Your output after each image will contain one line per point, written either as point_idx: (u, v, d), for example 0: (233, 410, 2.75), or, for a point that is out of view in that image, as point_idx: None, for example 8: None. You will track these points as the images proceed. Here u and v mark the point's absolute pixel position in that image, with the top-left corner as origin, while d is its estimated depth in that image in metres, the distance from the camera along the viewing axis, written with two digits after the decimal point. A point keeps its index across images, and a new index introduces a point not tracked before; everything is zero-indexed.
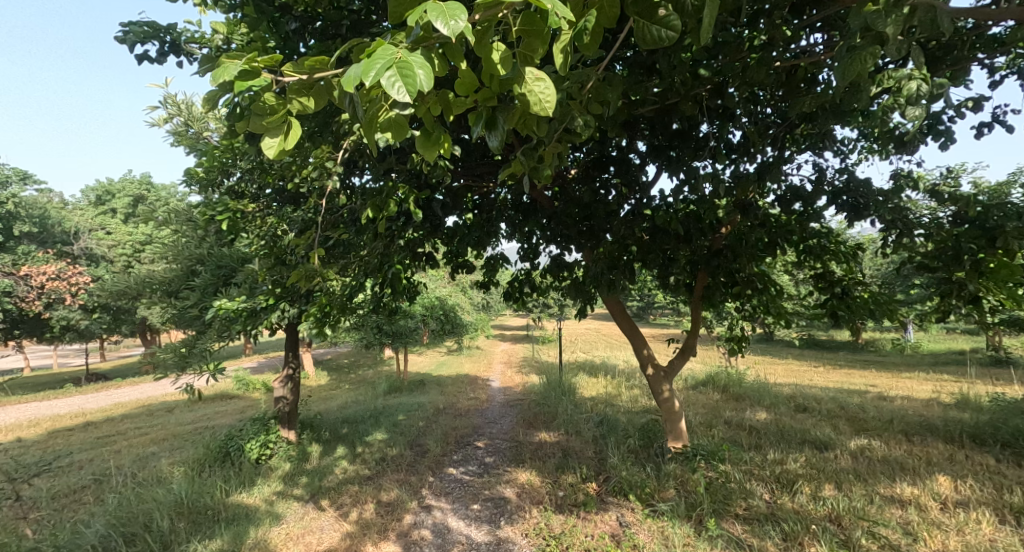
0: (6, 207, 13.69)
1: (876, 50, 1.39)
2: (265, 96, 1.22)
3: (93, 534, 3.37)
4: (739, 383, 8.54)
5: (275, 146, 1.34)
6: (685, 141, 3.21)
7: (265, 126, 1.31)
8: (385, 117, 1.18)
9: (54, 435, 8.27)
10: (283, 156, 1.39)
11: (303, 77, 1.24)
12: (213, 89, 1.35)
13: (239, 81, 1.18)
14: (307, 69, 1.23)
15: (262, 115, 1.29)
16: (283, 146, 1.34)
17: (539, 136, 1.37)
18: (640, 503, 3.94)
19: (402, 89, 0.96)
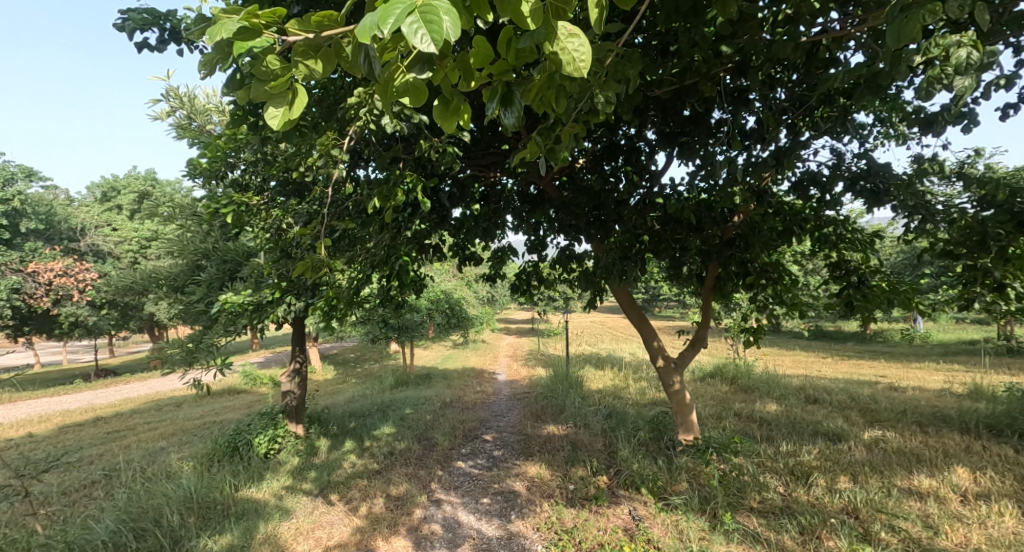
0: (12, 204, 13.80)
1: (935, 9, 1.25)
2: (270, 58, 1.10)
3: (102, 531, 3.28)
4: (748, 375, 8.47)
5: (279, 116, 1.20)
6: (698, 126, 3.11)
7: (268, 92, 1.19)
8: (401, 80, 1.09)
9: (64, 430, 8.34)
10: (288, 129, 1.25)
11: (310, 35, 1.12)
12: (212, 54, 1.24)
13: (240, 40, 1.08)
14: (315, 26, 1.11)
15: (265, 81, 1.18)
16: (288, 116, 1.20)
17: (559, 112, 1.28)
18: (652, 496, 3.89)
19: (426, 38, 0.85)
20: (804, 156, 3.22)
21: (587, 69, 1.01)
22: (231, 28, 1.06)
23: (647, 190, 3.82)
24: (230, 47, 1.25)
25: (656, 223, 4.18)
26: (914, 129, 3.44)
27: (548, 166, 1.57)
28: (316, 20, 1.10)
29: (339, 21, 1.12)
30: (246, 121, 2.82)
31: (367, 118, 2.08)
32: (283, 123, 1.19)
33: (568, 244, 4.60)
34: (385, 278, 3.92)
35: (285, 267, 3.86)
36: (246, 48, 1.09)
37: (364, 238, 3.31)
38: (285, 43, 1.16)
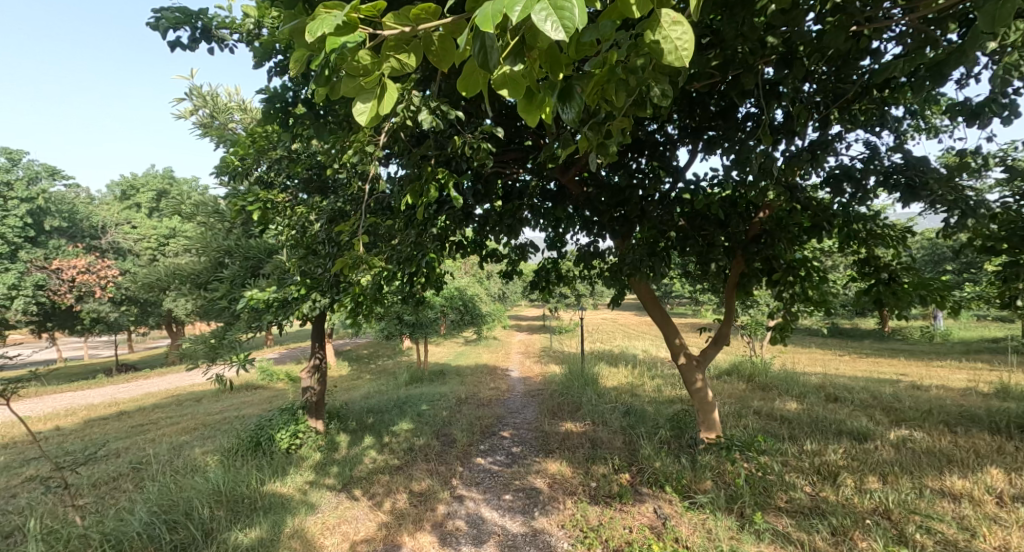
0: (37, 203, 14.17)
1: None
2: (362, 54, 1.09)
3: (136, 523, 3.32)
4: (765, 372, 8.37)
5: (367, 111, 1.19)
6: (727, 120, 3.08)
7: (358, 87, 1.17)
8: (499, 72, 1.06)
9: (90, 423, 8.51)
10: (374, 126, 1.24)
11: (407, 29, 1.09)
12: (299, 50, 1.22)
13: (337, 35, 1.06)
14: (412, 19, 1.09)
15: (355, 76, 1.17)
16: (376, 112, 1.18)
17: (620, 108, 1.28)
18: (677, 495, 3.87)
19: (556, 26, 0.84)
20: (838, 150, 3.15)
21: (692, 57, 0.98)
22: (331, 22, 1.04)
23: (672, 186, 3.77)
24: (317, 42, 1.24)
25: (682, 219, 4.12)
26: (947, 122, 3.36)
27: (596, 162, 1.57)
28: (414, 13, 1.08)
29: (436, 13, 1.10)
30: (278, 119, 2.83)
31: (403, 114, 2.08)
32: (371, 118, 1.17)
33: (590, 241, 4.56)
34: (410, 275, 3.93)
35: (310, 264, 3.89)
36: (342, 43, 1.07)
37: (389, 235, 3.31)
38: (378, 37, 1.14)
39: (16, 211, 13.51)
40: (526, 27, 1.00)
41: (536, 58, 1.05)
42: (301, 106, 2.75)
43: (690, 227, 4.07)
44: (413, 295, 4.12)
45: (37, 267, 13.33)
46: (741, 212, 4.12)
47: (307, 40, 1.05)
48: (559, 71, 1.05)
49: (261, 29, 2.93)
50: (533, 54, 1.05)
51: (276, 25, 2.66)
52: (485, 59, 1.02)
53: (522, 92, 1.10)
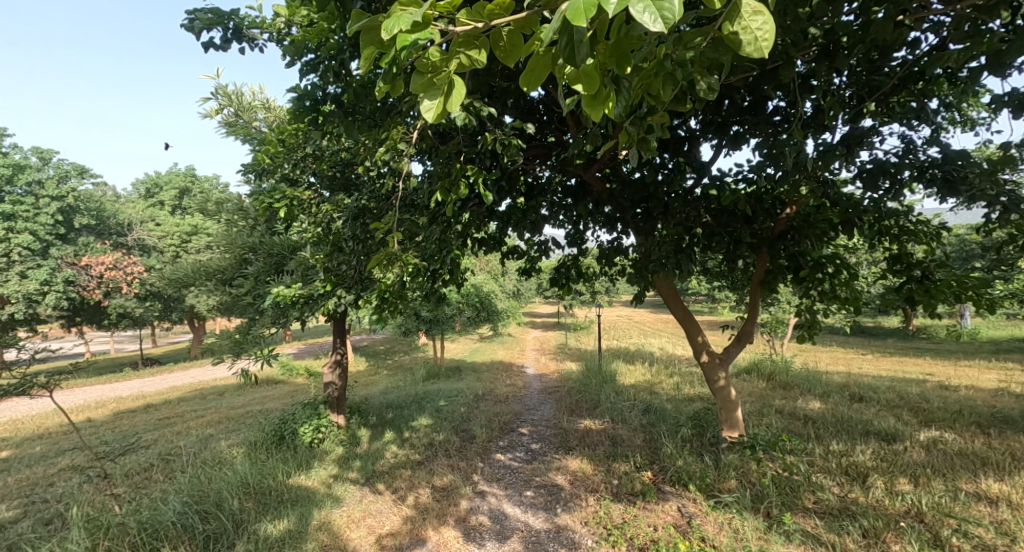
0: (67, 201, 14.53)
1: None
2: (433, 50, 1.07)
3: (170, 512, 3.39)
4: (787, 371, 8.22)
5: (434, 108, 1.15)
6: (758, 114, 3.02)
7: (425, 84, 1.14)
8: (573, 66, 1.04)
9: (120, 415, 8.76)
10: (439, 124, 1.20)
11: (480, 24, 1.07)
12: (364, 48, 1.20)
13: (412, 30, 1.04)
14: (487, 15, 1.08)
15: (423, 73, 1.15)
16: (443, 108, 1.15)
17: (670, 99, 1.27)
18: (701, 493, 3.84)
19: (655, 16, 0.82)
20: (873, 143, 3.06)
21: (772, 47, 0.97)
22: (408, 19, 1.04)
23: (696, 181, 3.72)
24: (381, 42, 1.21)
25: (707, 216, 4.06)
26: (984, 113, 3.25)
27: (636, 156, 1.59)
28: (490, 9, 1.07)
29: (509, 9, 1.09)
30: (308, 116, 2.87)
31: None
32: (439, 115, 1.14)
33: (611, 237, 4.52)
34: (433, 272, 3.94)
35: (335, 261, 3.92)
36: (414, 40, 1.06)
37: (413, 232, 3.32)
38: (447, 34, 1.12)
39: (47, 209, 13.88)
40: (604, 20, 0.98)
41: (607, 51, 1.03)
42: (331, 104, 2.78)
43: (717, 224, 4.00)
44: (437, 292, 4.13)
45: (68, 263, 13.89)
46: (767, 208, 4.05)
47: (381, 37, 1.05)
48: (628, 63, 1.03)
49: (290, 28, 2.96)
50: (604, 47, 1.03)
51: (306, 24, 2.68)
52: (571, 53, 0.95)
53: (594, 86, 1.07)
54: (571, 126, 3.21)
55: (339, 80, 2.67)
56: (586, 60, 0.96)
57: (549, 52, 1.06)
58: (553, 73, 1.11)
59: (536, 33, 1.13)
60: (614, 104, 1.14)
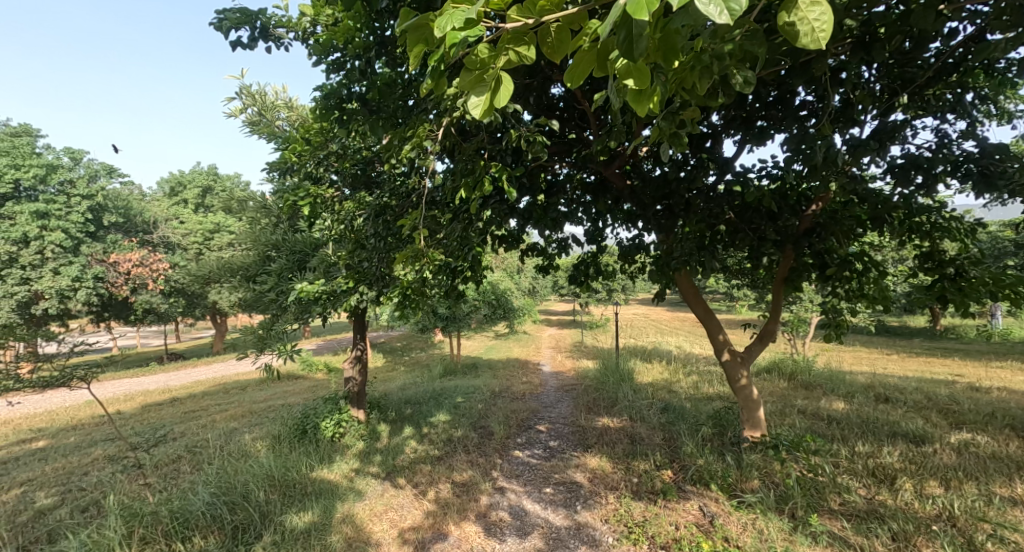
0: (96, 200, 14.91)
1: None
2: (484, 46, 1.07)
3: (199, 502, 3.46)
4: (809, 370, 8.07)
5: (481, 104, 1.15)
6: (784, 108, 2.96)
7: (473, 81, 1.14)
8: (625, 61, 1.04)
9: (148, 408, 9.02)
10: (484, 120, 1.20)
11: (532, 20, 1.08)
12: (412, 45, 1.20)
13: (466, 26, 1.05)
14: (538, 11, 1.08)
15: (471, 69, 1.15)
16: (490, 104, 1.15)
17: (705, 94, 1.27)
18: (723, 493, 3.80)
19: (720, 9, 0.83)
20: (905, 137, 2.97)
21: (830, 37, 0.96)
22: (461, 16, 1.04)
23: (720, 178, 3.65)
24: (429, 38, 1.21)
25: (731, 213, 3.98)
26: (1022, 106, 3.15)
27: (666, 152, 1.59)
28: (541, 4, 1.07)
29: (560, 4, 1.09)
30: (333, 115, 2.91)
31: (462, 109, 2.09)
32: (485, 111, 1.14)
33: (631, 234, 4.47)
34: (454, 268, 3.96)
35: (357, 258, 3.97)
36: (462, 37, 1.07)
37: (435, 230, 3.33)
38: (497, 30, 1.12)
39: (78, 208, 14.27)
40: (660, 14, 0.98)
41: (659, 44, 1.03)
42: (355, 102, 2.81)
43: (741, 220, 3.92)
44: (457, 289, 4.15)
45: (97, 260, 14.48)
46: (792, 205, 3.97)
47: (434, 33, 1.05)
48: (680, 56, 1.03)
49: (315, 26, 3.00)
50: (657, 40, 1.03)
51: (332, 23, 2.71)
52: (628, 48, 0.94)
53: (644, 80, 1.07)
54: (592, 122, 3.18)
55: (364, 79, 2.69)
56: (642, 55, 0.94)
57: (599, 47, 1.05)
58: (600, 69, 1.10)
59: (584, 29, 1.11)
60: (659, 98, 1.13)
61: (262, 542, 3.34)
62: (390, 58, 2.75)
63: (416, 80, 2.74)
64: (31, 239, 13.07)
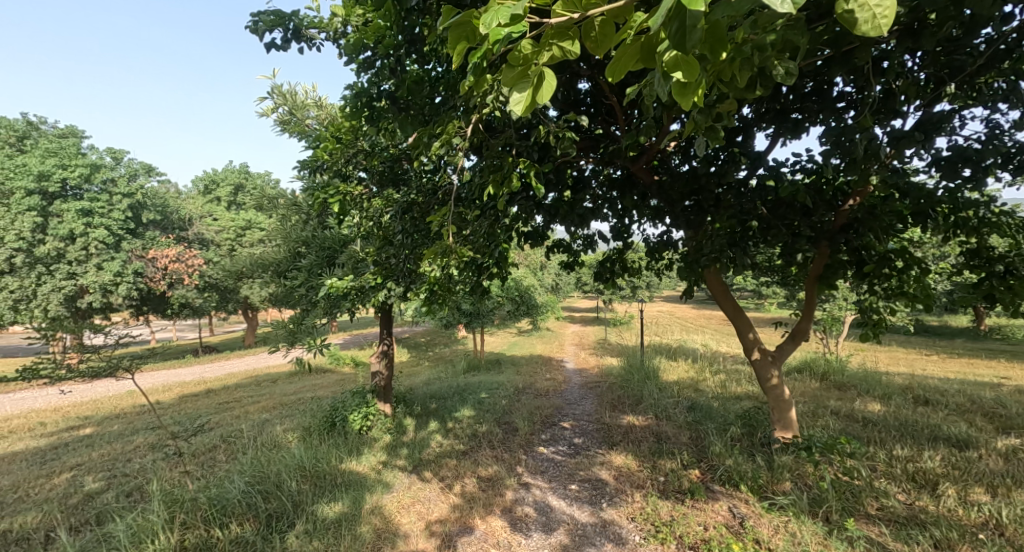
0: (136, 198, 15.53)
1: None
2: (527, 43, 1.07)
3: (236, 490, 3.59)
4: (842, 371, 7.81)
5: (523, 100, 1.16)
6: (821, 100, 2.86)
7: (515, 77, 1.15)
8: (671, 54, 1.02)
9: (185, 399, 9.37)
10: (524, 116, 1.21)
11: (576, 15, 1.06)
12: (454, 41, 1.21)
13: (511, 23, 1.04)
14: (582, 5, 1.06)
15: (514, 66, 1.16)
16: (532, 100, 1.16)
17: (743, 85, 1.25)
18: (753, 494, 3.73)
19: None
20: (952, 129, 2.83)
21: (892, 24, 0.93)
22: (507, 12, 1.04)
23: (752, 172, 3.55)
24: (472, 35, 1.21)
25: (763, 208, 3.84)
26: None
27: (701, 145, 1.57)
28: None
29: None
30: (364, 112, 2.95)
31: (492, 105, 2.09)
32: (527, 108, 1.15)
33: (659, 231, 4.40)
34: (480, 265, 3.97)
35: (384, 254, 4.02)
36: (507, 34, 1.06)
37: (461, 226, 3.34)
38: (541, 26, 1.12)
39: (119, 205, 14.88)
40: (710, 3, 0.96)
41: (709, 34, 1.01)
42: (385, 100, 2.84)
43: (774, 215, 3.80)
44: (483, 286, 4.16)
45: (137, 256, 15.10)
46: (827, 200, 3.80)
47: (479, 31, 1.06)
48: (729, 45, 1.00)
49: (346, 26, 3.05)
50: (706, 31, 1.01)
51: (363, 23, 2.75)
52: (680, 39, 0.92)
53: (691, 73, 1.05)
54: (620, 116, 3.14)
55: (394, 77, 2.72)
56: (695, 48, 0.92)
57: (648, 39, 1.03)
58: (644, 61, 1.09)
59: (630, 22, 1.09)
60: (703, 91, 1.11)
61: (295, 530, 3.45)
62: (420, 55, 2.78)
63: (444, 77, 2.76)
64: (77, 236, 13.70)
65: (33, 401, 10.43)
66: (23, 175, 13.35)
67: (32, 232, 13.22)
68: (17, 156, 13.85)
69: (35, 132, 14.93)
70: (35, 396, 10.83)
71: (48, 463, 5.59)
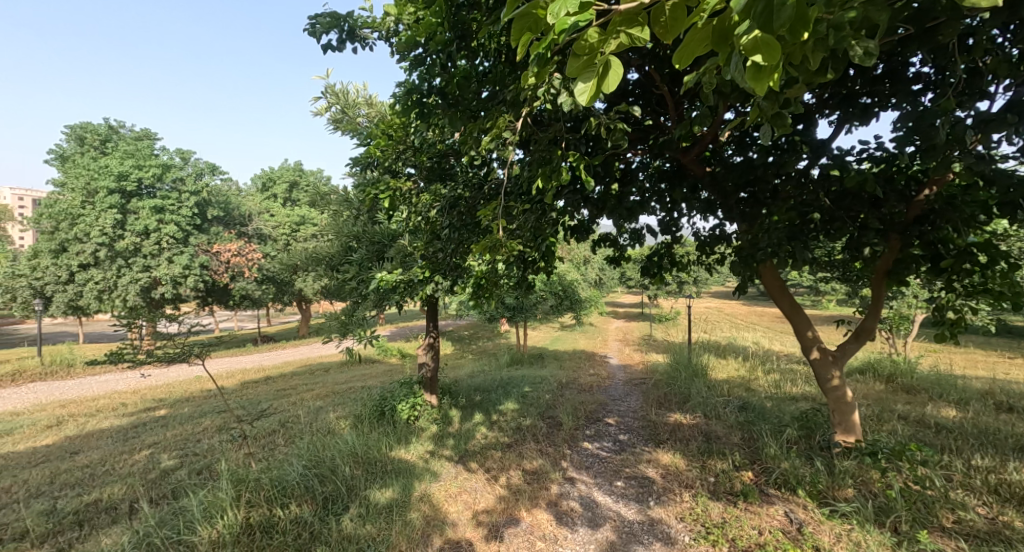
0: (202, 196, 16.57)
1: None
2: (595, 30, 1.06)
3: (295, 473, 3.78)
4: (912, 373, 7.29)
5: (587, 90, 1.14)
6: (895, 82, 2.66)
7: (580, 68, 1.14)
8: (749, 36, 0.98)
9: (246, 385, 9.96)
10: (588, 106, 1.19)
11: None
12: (517, 31, 1.21)
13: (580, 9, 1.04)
14: None
15: (580, 55, 1.14)
16: (597, 90, 1.13)
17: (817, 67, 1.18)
18: (812, 500, 3.55)
19: None
20: None
21: None
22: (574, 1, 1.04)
23: (813, 162, 3.35)
24: (536, 25, 1.21)
25: (827, 200, 3.62)
26: None
27: (767, 133, 1.49)
28: None
29: None
30: (414, 108, 3.01)
31: (543, 98, 2.07)
32: (593, 97, 1.13)
33: (711, 224, 4.24)
34: (526, 258, 3.97)
35: (432, 248, 4.10)
36: (573, 22, 1.06)
37: (508, 219, 3.34)
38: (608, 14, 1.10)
39: (187, 202, 15.90)
40: None
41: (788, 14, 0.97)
42: (435, 97, 2.89)
43: (838, 206, 3.57)
44: (528, 280, 4.16)
45: (203, 250, 16.13)
46: (900, 189, 3.53)
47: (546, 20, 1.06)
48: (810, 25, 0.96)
49: (398, 25, 3.11)
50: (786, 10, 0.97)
51: (414, 21, 2.80)
52: (767, 18, 0.93)
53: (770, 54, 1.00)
54: (672, 106, 3.03)
55: (444, 73, 2.75)
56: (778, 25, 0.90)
57: (726, 22, 1.02)
58: (716, 44, 1.06)
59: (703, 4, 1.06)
60: (779, 76, 1.06)
61: (349, 513, 3.61)
62: (469, 51, 2.80)
63: (494, 73, 2.77)
64: (151, 231, 14.77)
65: (115, 383, 11.40)
66: (105, 176, 14.50)
67: (114, 228, 14.38)
68: (100, 159, 15.06)
69: (115, 135, 16.17)
70: (117, 379, 11.85)
71: (130, 440, 6.10)
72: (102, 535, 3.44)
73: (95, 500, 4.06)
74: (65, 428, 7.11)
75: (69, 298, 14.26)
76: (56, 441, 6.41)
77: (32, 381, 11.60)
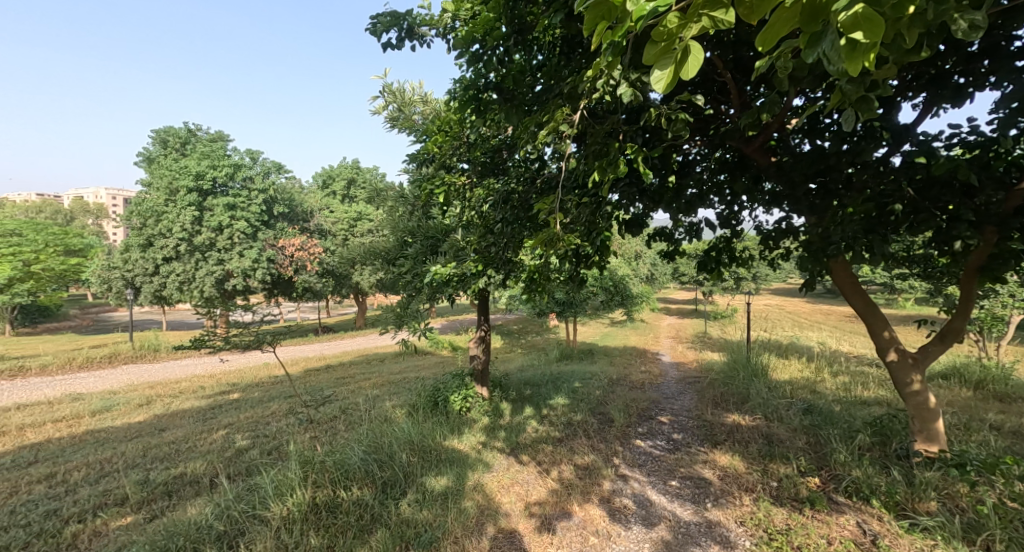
0: (269, 194, 17.61)
1: None
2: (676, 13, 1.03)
3: (356, 457, 3.95)
4: (1005, 380, 6.61)
5: (664, 77, 1.12)
6: (994, 59, 2.41)
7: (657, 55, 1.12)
8: (848, 13, 0.93)
9: (309, 372, 10.52)
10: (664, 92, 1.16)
11: None
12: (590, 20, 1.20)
13: None
14: None
15: (657, 41, 1.13)
16: (674, 76, 1.11)
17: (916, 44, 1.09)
18: (888, 511, 3.32)
19: None
20: None
21: None
22: None
23: (894, 149, 3.10)
24: (610, 13, 1.19)
25: (910, 190, 3.34)
26: None
27: (850, 118, 1.40)
28: None
29: None
30: (470, 104, 3.05)
31: (602, 90, 2.04)
32: (670, 84, 1.10)
33: (775, 217, 4.02)
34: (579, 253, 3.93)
35: (485, 242, 4.14)
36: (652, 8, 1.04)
37: (563, 213, 3.32)
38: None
39: (256, 200, 16.95)
40: None
41: None
42: (491, 92, 2.91)
43: (923, 197, 3.29)
44: (581, 274, 4.11)
45: (270, 245, 17.15)
46: (997, 176, 3.20)
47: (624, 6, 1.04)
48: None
49: (454, 21, 3.15)
50: None
51: (471, 17, 2.84)
52: None
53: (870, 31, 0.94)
54: (735, 94, 2.89)
55: (500, 67, 2.77)
56: None
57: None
58: (807, 23, 1.00)
59: None
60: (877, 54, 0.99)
61: (406, 498, 3.76)
62: (524, 44, 2.81)
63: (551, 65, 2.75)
64: (224, 227, 15.88)
65: (195, 368, 12.39)
66: (185, 176, 15.72)
67: (192, 224, 15.58)
68: (180, 160, 16.33)
69: (193, 138, 17.48)
70: (196, 364, 12.87)
71: (209, 420, 6.61)
72: (188, 505, 3.77)
73: (181, 473, 4.44)
74: (153, 407, 7.81)
75: (155, 288, 15.62)
76: (147, 418, 7.07)
77: (125, 363, 12.83)
